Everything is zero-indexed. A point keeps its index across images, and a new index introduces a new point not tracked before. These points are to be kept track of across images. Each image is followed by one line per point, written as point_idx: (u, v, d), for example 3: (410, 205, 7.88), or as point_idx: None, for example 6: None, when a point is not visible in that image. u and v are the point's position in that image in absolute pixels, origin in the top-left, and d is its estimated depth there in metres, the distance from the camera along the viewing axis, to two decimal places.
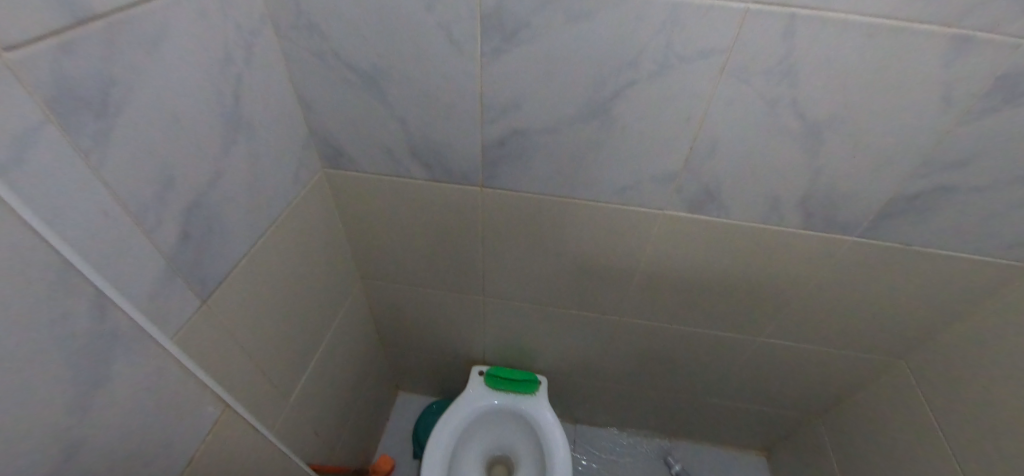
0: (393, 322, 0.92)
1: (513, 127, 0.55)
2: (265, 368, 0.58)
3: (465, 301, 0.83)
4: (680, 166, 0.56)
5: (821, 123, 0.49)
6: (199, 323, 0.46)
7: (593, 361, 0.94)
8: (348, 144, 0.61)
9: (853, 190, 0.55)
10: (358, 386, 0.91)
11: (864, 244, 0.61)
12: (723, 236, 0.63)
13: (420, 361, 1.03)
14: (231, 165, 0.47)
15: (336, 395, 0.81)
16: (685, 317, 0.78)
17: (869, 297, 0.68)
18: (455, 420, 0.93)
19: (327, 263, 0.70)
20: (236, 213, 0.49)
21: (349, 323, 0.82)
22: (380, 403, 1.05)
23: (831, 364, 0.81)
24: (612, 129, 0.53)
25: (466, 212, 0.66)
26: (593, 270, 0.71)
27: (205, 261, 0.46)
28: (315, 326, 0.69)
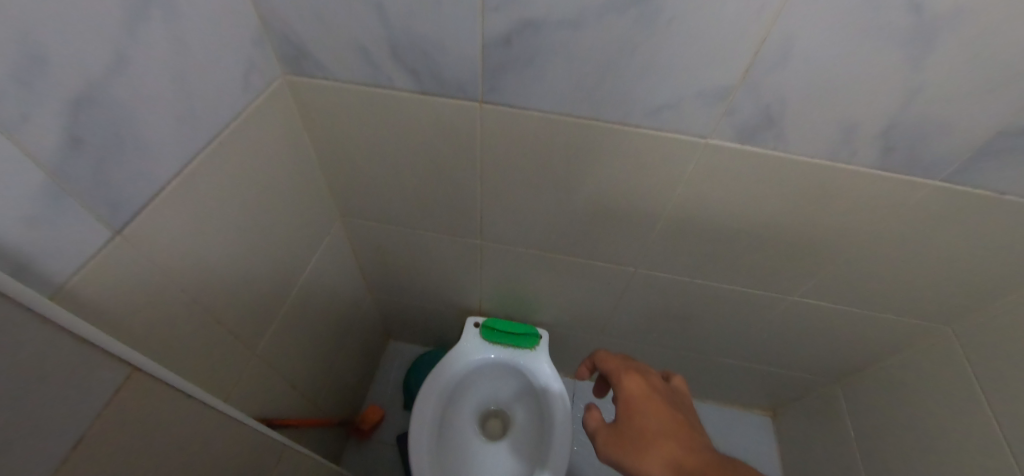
0: (379, 265, 0.82)
1: (524, 20, 0.41)
2: (217, 315, 0.49)
3: (459, 245, 0.73)
4: (737, 81, 0.43)
5: (942, 23, 0.36)
6: (110, 257, 0.36)
7: (601, 315, 0.85)
8: (311, 41, 0.47)
9: (954, 121, 0.43)
10: (341, 334, 0.83)
11: (949, 190, 0.50)
12: (775, 174, 0.52)
13: (411, 309, 0.95)
14: (147, 54, 0.35)
15: (315, 344, 0.74)
16: (709, 271, 0.68)
17: (933, 254, 0.58)
18: (447, 372, 0.86)
19: (295, 196, 0.59)
20: (161, 121, 0.38)
21: (328, 265, 0.72)
22: (369, 351, 0.98)
23: (866, 327, 0.73)
24: (656, 24, 0.40)
25: (462, 136, 0.54)
26: (611, 212, 0.60)
27: (116, 181, 0.35)
28: (283, 268, 0.59)
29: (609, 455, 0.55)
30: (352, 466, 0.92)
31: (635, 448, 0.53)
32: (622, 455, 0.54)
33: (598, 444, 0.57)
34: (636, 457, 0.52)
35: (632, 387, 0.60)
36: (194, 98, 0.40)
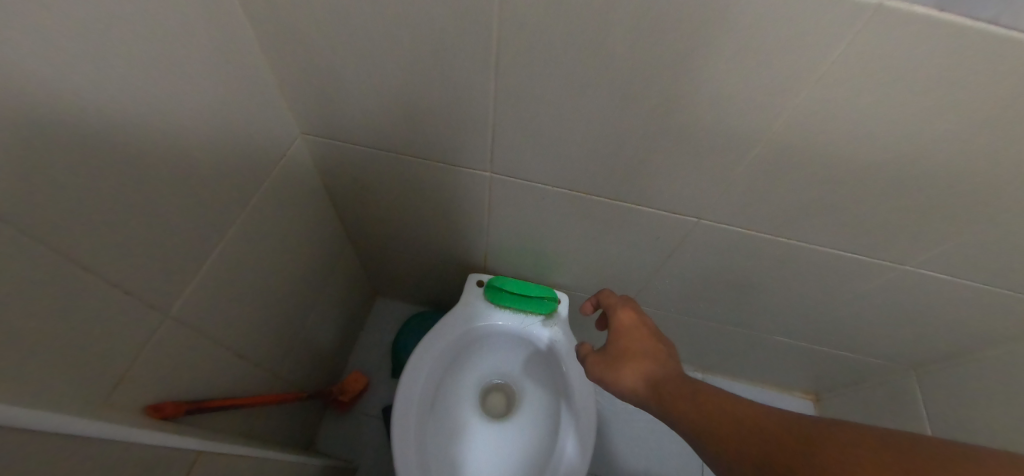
0: (360, 204, 0.64)
1: None
2: (88, 269, 0.31)
3: (464, 180, 0.54)
4: None
5: None
6: None
7: (637, 280, 0.68)
8: None
9: None
10: (312, 289, 0.66)
11: None
12: (980, 77, 0.32)
13: (402, 261, 0.78)
14: None
15: (274, 303, 0.57)
16: (803, 227, 0.50)
17: None
18: (444, 340, 0.70)
19: (222, 92, 0.39)
20: None
21: (288, 199, 0.54)
22: (350, 308, 0.82)
23: (993, 312, 0.56)
24: None
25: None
26: (690, 136, 0.41)
27: None
28: (209, 200, 0.41)
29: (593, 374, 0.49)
30: (330, 441, 0.79)
31: (611, 360, 0.48)
32: (598, 367, 0.48)
33: (583, 366, 0.50)
34: (612, 369, 0.47)
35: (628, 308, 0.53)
36: None
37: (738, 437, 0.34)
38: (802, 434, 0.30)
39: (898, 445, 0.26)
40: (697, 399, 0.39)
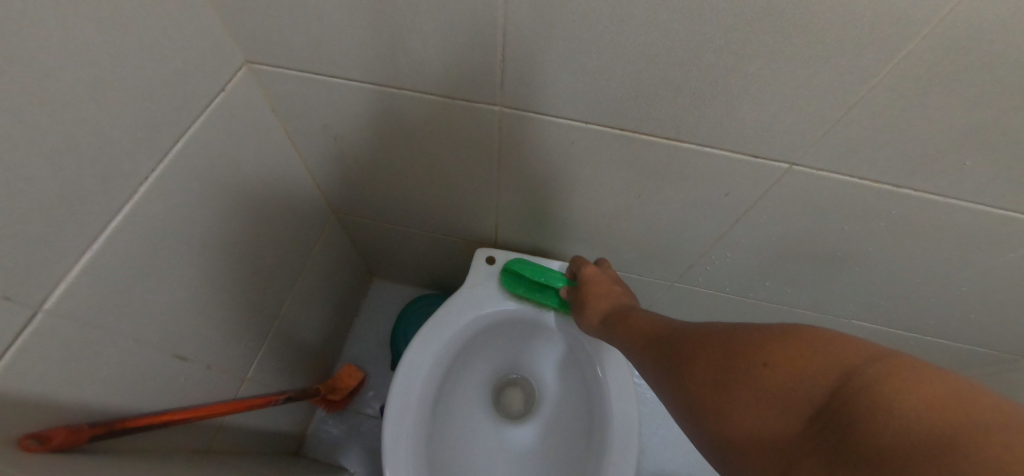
0: (338, 162, 0.51)
1: None
2: None
3: (467, 124, 0.41)
4: None
5: None
6: None
7: (690, 257, 0.54)
8: None
9: None
10: (283, 271, 0.54)
11: None
12: None
13: (397, 234, 0.65)
14: None
15: (225, 289, 0.45)
16: (955, 182, 0.35)
17: None
18: (450, 327, 0.57)
19: None
20: None
21: (234, 151, 0.41)
22: (339, 291, 0.70)
23: None
24: None
25: None
26: (822, 25, 0.26)
27: None
28: (91, 149, 0.28)
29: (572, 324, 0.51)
30: (320, 443, 0.69)
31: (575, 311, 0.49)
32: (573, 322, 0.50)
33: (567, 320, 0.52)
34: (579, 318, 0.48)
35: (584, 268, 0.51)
36: None
37: (647, 349, 0.33)
38: (704, 339, 0.29)
39: (777, 342, 0.24)
40: (634, 321, 0.38)
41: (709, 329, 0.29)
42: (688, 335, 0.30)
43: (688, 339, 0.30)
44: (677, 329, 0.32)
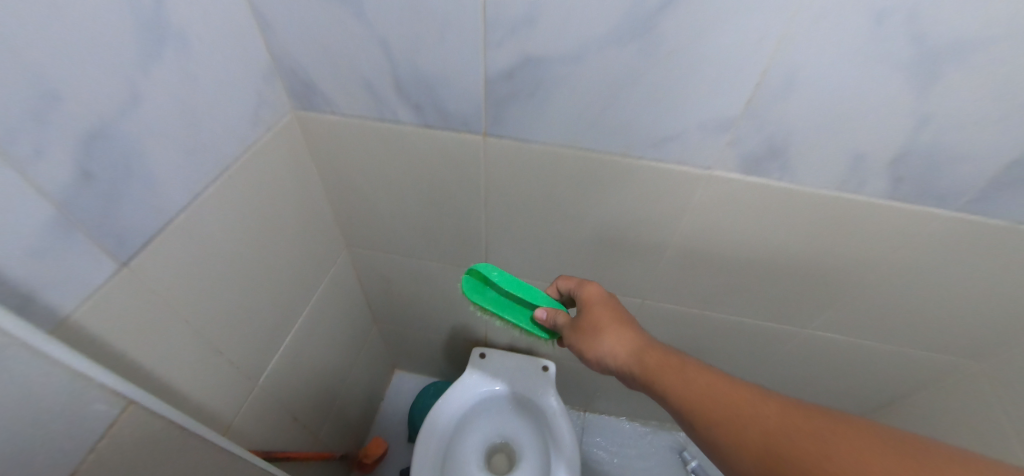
0: (386, 294, 0.82)
1: (524, 57, 0.43)
2: (220, 347, 0.49)
3: (465, 275, 0.73)
4: (741, 110, 0.43)
5: (949, 51, 0.36)
6: (116, 291, 0.36)
7: None
8: (320, 77, 0.49)
9: (963, 151, 0.42)
10: (346, 364, 0.82)
11: (975, 218, 0.48)
12: (782, 205, 0.51)
13: (418, 338, 0.94)
14: (154, 90, 0.36)
15: (319, 374, 0.73)
16: (720, 301, 0.67)
17: (954, 287, 0.56)
18: (451, 406, 0.84)
19: (298, 227, 0.59)
20: (170, 154, 0.38)
21: (335, 292, 0.73)
22: (374, 382, 0.97)
23: (889, 360, 0.71)
24: (655, 58, 0.40)
25: (465, 168, 0.55)
26: (618, 242, 0.60)
27: (123, 213, 0.35)
28: (288, 298, 0.60)
29: (577, 349, 0.50)
30: None
31: (591, 332, 0.49)
32: (580, 336, 0.50)
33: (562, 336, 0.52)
34: (594, 340, 0.49)
35: (599, 310, 0.50)
36: (202, 129, 0.41)
37: (756, 422, 0.36)
38: (750, 406, 0.37)
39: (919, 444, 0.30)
40: (674, 363, 0.44)
41: (724, 386, 0.40)
42: (712, 388, 0.40)
43: (712, 393, 0.40)
44: (694, 375, 0.42)
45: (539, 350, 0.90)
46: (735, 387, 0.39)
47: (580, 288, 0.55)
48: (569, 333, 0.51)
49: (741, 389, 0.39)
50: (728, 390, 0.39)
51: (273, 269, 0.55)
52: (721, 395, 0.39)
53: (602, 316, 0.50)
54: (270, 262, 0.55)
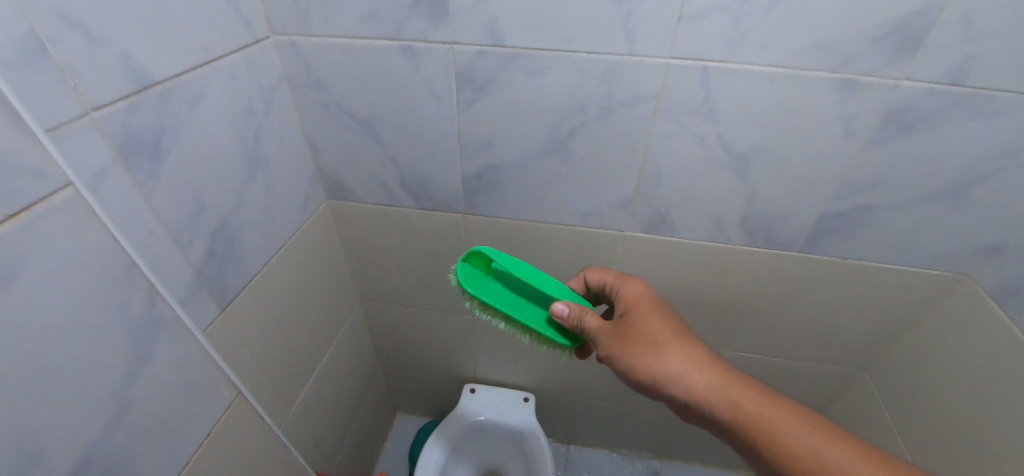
0: (390, 341, 0.99)
1: (487, 163, 0.64)
2: (272, 374, 0.65)
3: (455, 319, 0.91)
4: (633, 191, 0.64)
5: (748, 153, 0.58)
6: (220, 327, 0.54)
7: (579, 377, 0.99)
8: (348, 178, 0.70)
9: (784, 212, 0.63)
10: (357, 401, 0.97)
11: (811, 256, 0.68)
12: (679, 254, 0.71)
13: (416, 380, 1.09)
14: (249, 197, 0.56)
15: (336, 408, 0.88)
16: None
17: (820, 308, 0.75)
18: (447, 436, 0.97)
19: (327, 284, 0.78)
20: (254, 236, 0.58)
21: (350, 338, 0.90)
22: (377, 423, 1.09)
23: (801, 373, 0.88)
24: (571, 162, 0.62)
25: (452, 236, 0.75)
26: None
27: (226, 276, 0.54)
28: (317, 340, 0.77)
29: (629, 357, 0.53)
30: None
31: (650, 343, 0.53)
32: (637, 346, 0.53)
33: (620, 350, 0.53)
34: (652, 351, 0.52)
35: (654, 323, 0.55)
36: (273, 218, 0.61)
37: (798, 442, 0.45)
38: (793, 429, 0.46)
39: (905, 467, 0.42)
40: (728, 379, 0.50)
41: (765, 404, 0.48)
42: (745, 406, 0.48)
43: (742, 411, 0.48)
44: (728, 390, 0.49)
45: (521, 385, 1.05)
46: (765, 404, 0.48)
47: (631, 299, 0.59)
48: (613, 347, 0.54)
49: (770, 406, 0.48)
50: (757, 407, 0.48)
51: (308, 316, 0.73)
52: (753, 413, 0.48)
53: (660, 329, 0.54)
54: (307, 312, 0.73)
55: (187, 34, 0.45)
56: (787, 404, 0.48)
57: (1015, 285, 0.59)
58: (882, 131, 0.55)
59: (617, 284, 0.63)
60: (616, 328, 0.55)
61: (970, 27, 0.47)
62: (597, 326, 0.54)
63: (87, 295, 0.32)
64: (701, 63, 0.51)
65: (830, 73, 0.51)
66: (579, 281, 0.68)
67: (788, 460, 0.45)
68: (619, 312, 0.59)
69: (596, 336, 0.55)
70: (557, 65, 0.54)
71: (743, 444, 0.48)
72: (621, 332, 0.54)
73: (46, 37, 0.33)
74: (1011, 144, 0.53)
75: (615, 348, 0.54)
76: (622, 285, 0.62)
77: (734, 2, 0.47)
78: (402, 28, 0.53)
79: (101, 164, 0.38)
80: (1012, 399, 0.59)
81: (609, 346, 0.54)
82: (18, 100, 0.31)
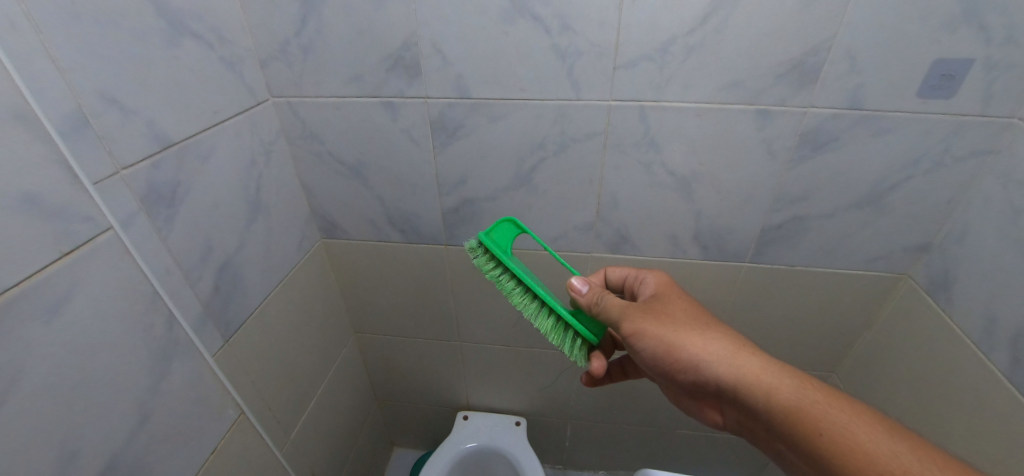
0: (384, 371, 1.03)
1: (463, 197, 0.72)
2: (271, 403, 0.70)
3: (445, 347, 0.96)
4: (595, 216, 0.72)
5: (689, 177, 0.66)
6: (223, 356, 0.59)
7: (568, 399, 1.02)
8: (340, 217, 0.78)
9: (730, 226, 0.71)
10: (352, 432, 1.00)
11: (761, 266, 0.75)
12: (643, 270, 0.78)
13: (411, 410, 1.13)
14: (251, 237, 0.63)
15: (332, 439, 0.90)
16: None
17: (781, 314, 0.81)
18: (441, 462, 0.98)
19: (321, 317, 0.83)
20: (255, 273, 0.65)
21: (345, 369, 0.94)
22: (370, 455, 1.12)
23: None
24: (537, 192, 0.70)
25: (436, 266, 0.82)
26: None
27: (230, 310, 0.60)
28: (313, 370, 0.82)
29: (658, 333, 0.55)
30: None
31: (678, 322, 0.55)
32: (666, 323, 0.55)
33: (648, 326, 0.55)
34: (680, 329, 0.54)
35: (682, 308, 0.57)
36: (272, 257, 0.68)
37: (831, 422, 0.44)
38: (826, 409, 0.45)
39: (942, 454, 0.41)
40: (756, 360, 0.50)
41: (796, 384, 0.48)
42: (775, 386, 0.48)
43: (771, 385, 0.48)
44: (756, 369, 0.49)
45: (513, 410, 1.08)
46: (796, 385, 0.48)
47: (659, 289, 0.61)
48: (639, 321, 0.56)
49: (800, 386, 0.47)
50: (789, 389, 0.47)
51: (304, 348, 0.79)
52: (784, 391, 0.47)
53: (687, 313, 0.56)
54: (303, 343, 0.78)
55: (200, 103, 0.53)
56: (819, 387, 0.48)
57: (942, 280, 0.66)
58: (800, 152, 0.62)
59: (640, 275, 0.66)
60: (640, 305, 0.58)
61: (854, 62, 0.54)
62: (620, 304, 0.58)
63: (97, 333, 0.42)
64: (637, 103, 0.61)
65: (748, 105, 0.59)
66: (601, 276, 0.71)
67: (823, 436, 0.44)
68: (642, 297, 0.63)
69: (620, 314, 0.57)
70: (516, 111, 0.63)
71: (773, 420, 0.47)
72: (646, 309, 0.57)
73: (88, 113, 0.41)
74: (910, 157, 0.60)
75: (642, 321, 0.56)
76: (643, 275, 0.65)
77: (657, 53, 0.57)
78: (382, 88, 0.63)
79: (127, 212, 0.45)
80: (952, 384, 0.64)
81: (634, 319, 0.56)
82: (76, 164, 0.40)
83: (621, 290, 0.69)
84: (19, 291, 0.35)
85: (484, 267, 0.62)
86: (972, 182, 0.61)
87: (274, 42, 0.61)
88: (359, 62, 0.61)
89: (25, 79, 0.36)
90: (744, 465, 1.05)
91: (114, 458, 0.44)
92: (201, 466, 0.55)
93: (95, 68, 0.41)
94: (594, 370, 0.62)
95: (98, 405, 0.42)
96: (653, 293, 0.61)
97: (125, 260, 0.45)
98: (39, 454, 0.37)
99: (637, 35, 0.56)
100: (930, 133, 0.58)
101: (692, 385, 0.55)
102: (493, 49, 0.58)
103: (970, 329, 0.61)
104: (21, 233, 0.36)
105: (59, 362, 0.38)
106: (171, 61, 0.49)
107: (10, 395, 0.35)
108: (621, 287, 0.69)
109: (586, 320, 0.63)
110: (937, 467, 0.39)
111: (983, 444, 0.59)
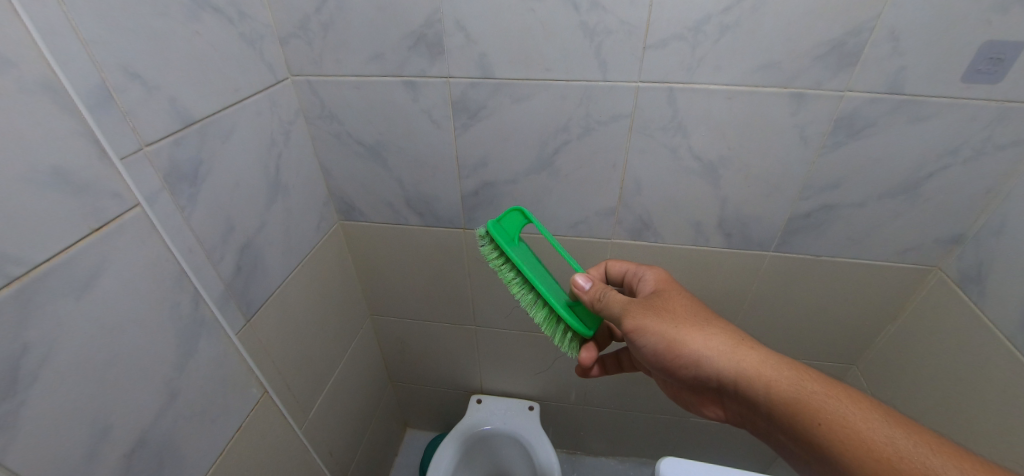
0: (398, 354, 1.04)
1: (483, 181, 0.71)
2: (290, 382, 0.70)
3: (460, 331, 0.96)
4: (617, 201, 0.71)
5: (716, 162, 0.64)
6: (246, 335, 0.59)
7: (581, 385, 1.02)
8: (358, 199, 0.77)
9: (756, 214, 0.69)
10: (367, 413, 1.02)
11: (785, 255, 0.73)
12: (663, 257, 0.77)
13: (424, 392, 1.14)
14: (272, 217, 0.63)
15: (348, 420, 0.92)
16: None
17: (803, 304, 0.80)
18: (454, 444, 0.99)
19: (338, 299, 0.84)
20: (275, 253, 0.65)
21: (361, 351, 0.95)
22: (385, 435, 1.13)
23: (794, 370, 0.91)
24: (559, 177, 0.69)
25: (453, 251, 0.81)
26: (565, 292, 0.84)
27: (251, 291, 0.60)
28: (330, 351, 0.82)
29: (660, 331, 0.53)
30: None
31: (680, 319, 0.53)
32: (668, 321, 0.53)
33: (650, 323, 0.54)
34: (683, 326, 0.52)
35: (681, 304, 0.55)
36: (292, 238, 0.68)
37: (845, 422, 0.42)
38: (838, 408, 0.43)
39: (962, 453, 0.39)
40: (761, 355, 0.49)
41: (804, 381, 0.46)
42: (783, 384, 0.46)
43: (777, 381, 0.47)
44: (761, 367, 0.48)
45: (526, 394, 1.09)
46: (803, 380, 0.46)
47: (658, 284, 0.60)
48: (641, 317, 0.55)
49: (808, 382, 0.46)
50: (799, 386, 0.46)
51: (322, 329, 0.79)
52: (792, 390, 0.46)
53: (688, 309, 0.55)
54: (321, 325, 0.78)
55: (220, 80, 0.52)
56: (828, 382, 0.46)
57: (975, 272, 0.64)
58: (834, 137, 0.60)
59: (639, 272, 0.64)
60: (641, 301, 0.56)
61: (897, 44, 0.52)
62: (622, 299, 0.57)
63: (125, 310, 0.42)
64: (665, 85, 0.59)
65: (782, 89, 0.57)
66: (602, 269, 0.69)
67: (836, 435, 0.42)
68: (642, 293, 0.61)
69: (622, 312, 0.56)
70: (540, 91, 0.61)
71: (782, 419, 0.46)
72: (648, 304, 0.56)
73: (112, 88, 0.40)
74: (949, 145, 0.58)
75: (643, 318, 0.54)
76: (643, 272, 0.64)
77: (689, 32, 0.54)
78: (404, 66, 0.61)
79: (151, 188, 0.44)
80: (981, 380, 0.62)
81: (635, 316, 0.55)
82: (102, 138, 0.39)
83: (621, 284, 0.68)
84: (50, 265, 0.36)
85: (488, 257, 0.60)
86: (1013, 172, 0.58)
87: (294, 19, 0.60)
88: (382, 41, 0.60)
89: (54, 52, 0.35)
90: (757, 455, 1.05)
91: (144, 433, 0.44)
92: (226, 443, 0.56)
93: (119, 42, 0.40)
94: (583, 360, 0.64)
95: (126, 382, 0.42)
96: (654, 289, 0.60)
97: (151, 238, 0.44)
98: (71, 429, 0.38)
99: (669, 13, 0.53)
100: (973, 120, 0.55)
101: (696, 385, 0.54)
102: (520, 27, 0.56)
103: (1004, 324, 0.59)
104: (49, 208, 0.35)
105: (92, 338, 0.39)
106: (192, 36, 0.48)
107: (44, 369, 0.35)
108: (621, 283, 0.68)
109: (583, 314, 0.63)
110: (958, 468, 0.38)
111: (1010, 441, 0.58)
